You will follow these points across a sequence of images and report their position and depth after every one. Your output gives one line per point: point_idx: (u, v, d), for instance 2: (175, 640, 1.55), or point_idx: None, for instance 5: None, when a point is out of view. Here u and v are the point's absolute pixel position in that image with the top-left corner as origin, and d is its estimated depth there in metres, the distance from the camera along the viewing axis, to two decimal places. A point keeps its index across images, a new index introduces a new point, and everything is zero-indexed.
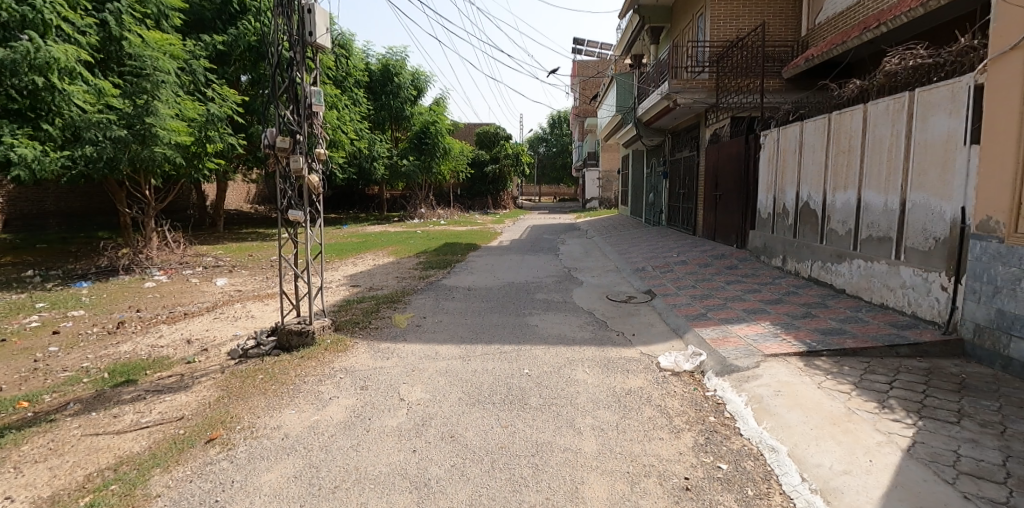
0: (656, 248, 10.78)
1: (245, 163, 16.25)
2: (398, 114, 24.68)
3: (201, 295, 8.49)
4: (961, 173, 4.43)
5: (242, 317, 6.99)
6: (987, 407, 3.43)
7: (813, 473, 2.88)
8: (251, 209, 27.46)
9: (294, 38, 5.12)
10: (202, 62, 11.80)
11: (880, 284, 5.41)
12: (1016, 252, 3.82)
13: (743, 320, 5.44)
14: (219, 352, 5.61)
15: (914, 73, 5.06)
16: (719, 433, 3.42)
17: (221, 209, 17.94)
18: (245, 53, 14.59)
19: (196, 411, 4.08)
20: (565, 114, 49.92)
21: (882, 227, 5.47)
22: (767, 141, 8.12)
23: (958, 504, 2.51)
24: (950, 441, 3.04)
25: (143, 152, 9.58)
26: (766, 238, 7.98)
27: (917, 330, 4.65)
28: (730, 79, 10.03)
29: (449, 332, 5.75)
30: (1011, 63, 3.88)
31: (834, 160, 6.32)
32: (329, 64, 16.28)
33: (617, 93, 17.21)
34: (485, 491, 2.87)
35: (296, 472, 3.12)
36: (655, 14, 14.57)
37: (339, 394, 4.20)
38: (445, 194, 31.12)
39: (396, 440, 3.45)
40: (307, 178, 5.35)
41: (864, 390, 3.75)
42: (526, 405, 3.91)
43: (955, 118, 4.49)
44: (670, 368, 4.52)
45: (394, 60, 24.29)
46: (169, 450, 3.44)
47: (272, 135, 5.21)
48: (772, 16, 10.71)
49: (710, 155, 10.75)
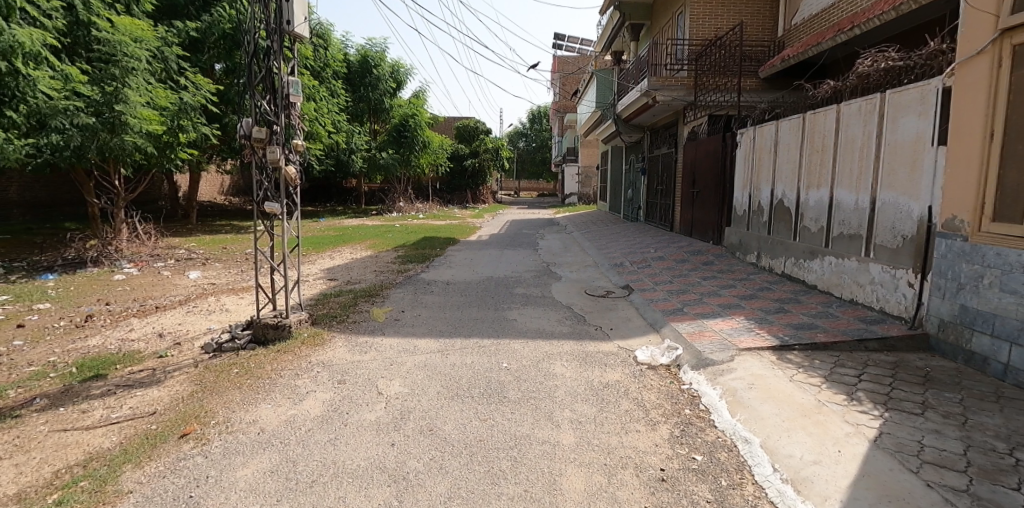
0: (634, 244, 10.86)
1: (218, 154, 15.93)
2: (377, 106, 24.42)
3: (174, 288, 8.32)
4: (928, 173, 4.57)
5: (216, 310, 6.88)
6: (950, 399, 3.56)
7: (784, 463, 2.96)
8: (226, 201, 26.96)
9: (271, 27, 5.01)
10: (177, 50, 11.49)
11: (850, 280, 5.56)
12: (979, 250, 3.96)
13: (719, 315, 5.53)
14: (192, 346, 5.51)
15: (886, 74, 5.20)
16: (694, 425, 3.49)
17: (194, 201, 17.54)
18: (219, 41, 14.25)
19: (168, 406, 4.00)
20: (545, 110, 50.11)
21: (853, 225, 5.61)
22: (743, 139, 8.25)
23: (922, 492, 2.60)
24: (915, 432, 3.15)
25: (112, 140, 9.39)
26: (742, 235, 8.11)
27: (885, 325, 4.81)
28: (709, 77, 10.09)
29: (428, 325, 5.74)
30: (976, 67, 4.01)
31: (808, 158, 6.45)
32: (307, 54, 16.02)
33: (597, 89, 17.29)
34: (464, 484, 2.87)
35: (273, 466, 3.09)
36: (635, 12, 14.59)
37: (316, 389, 4.16)
38: (424, 187, 30.96)
39: (376, 433, 3.44)
40: (284, 170, 5.27)
41: (834, 383, 3.86)
42: (505, 399, 3.92)
43: (924, 119, 4.63)
44: (646, 362, 4.58)
45: (373, 52, 23.95)
46: (141, 446, 3.37)
47: (249, 125, 5.13)
48: (750, 16, 10.88)
49: (687, 152, 10.89)
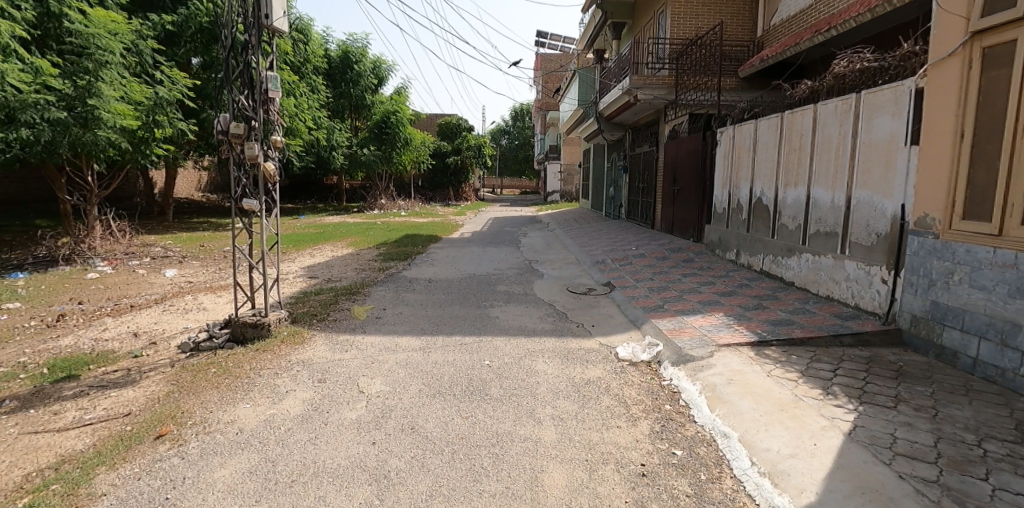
0: (615, 241, 10.91)
1: (195, 150, 15.65)
2: (358, 102, 24.20)
3: (149, 287, 8.15)
4: (902, 172, 4.67)
5: (193, 309, 6.75)
6: (921, 393, 3.65)
7: (762, 457, 3.01)
8: (203, 198, 26.48)
9: (249, 21, 4.93)
10: (152, 43, 11.22)
11: (827, 277, 5.67)
12: (950, 248, 4.06)
13: (698, 312, 5.60)
14: (168, 346, 5.41)
15: (861, 75, 5.31)
16: (674, 420, 3.53)
17: (170, 198, 17.18)
18: (197, 35, 13.99)
19: (143, 407, 3.91)
20: (527, 108, 50.16)
21: (829, 223, 5.72)
22: (722, 138, 8.35)
23: (894, 483, 2.66)
24: (888, 425, 3.22)
25: (85, 135, 9.20)
26: (721, 232, 8.21)
27: (859, 321, 4.92)
28: (689, 76, 10.19)
29: (410, 323, 5.70)
30: (948, 68, 4.10)
31: (785, 157, 6.55)
32: (287, 49, 15.81)
33: (580, 87, 17.35)
34: (447, 482, 2.87)
35: (251, 467, 3.04)
36: (617, 11, 14.65)
37: (296, 387, 4.12)
38: (406, 185, 30.76)
39: (356, 432, 3.41)
40: (263, 165, 5.18)
41: (810, 377, 3.93)
42: (487, 396, 3.91)
43: (898, 119, 4.73)
44: (627, 359, 4.61)
45: (354, 47, 23.67)
46: (115, 448, 3.30)
47: (226, 121, 5.04)
48: (729, 16, 11.01)
49: (668, 150, 10.98)
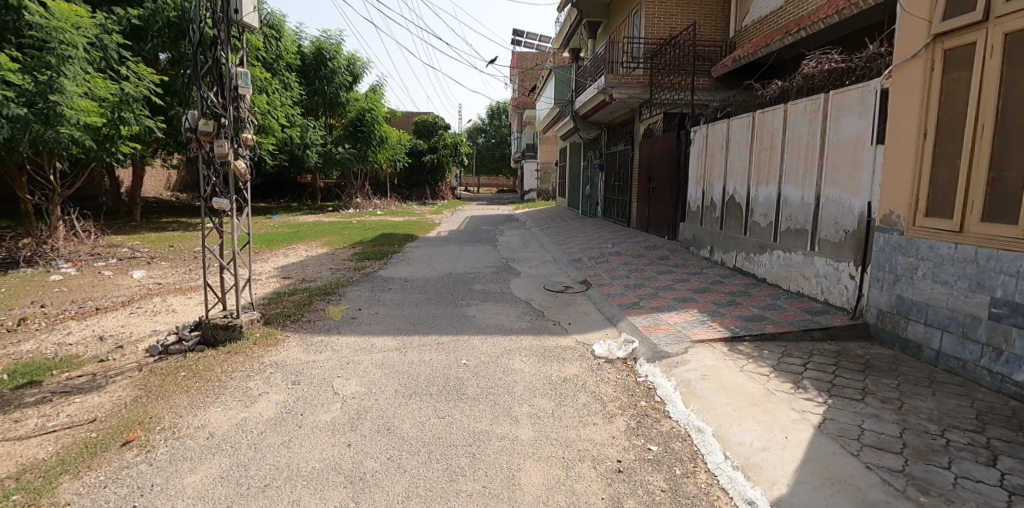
0: (593, 239, 10.97)
1: (164, 148, 15.25)
2: (333, 100, 23.89)
3: (116, 289, 7.91)
4: (868, 170, 4.80)
5: (162, 311, 6.57)
6: (887, 385, 3.75)
7: (735, 451, 3.06)
8: (173, 197, 25.82)
9: (218, 16, 4.81)
10: (118, 37, 10.86)
11: (797, 273, 5.79)
12: (915, 244, 4.19)
13: (674, 309, 5.67)
14: (136, 349, 5.26)
15: (829, 76, 5.43)
16: (650, 416, 3.57)
17: (137, 197, 16.70)
18: (164, 29, 13.62)
19: (110, 413, 3.80)
20: (504, 106, 50.20)
21: (799, 220, 5.84)
22: (696, 137, 8.46)
23: (862, 473, 2.73)
24: (856, 417, 3.30)
25: (47, 133, 8.92)
26: (695, 230, 8.32)
27: (829, 316, 5.03)
28: (664, 76, 10.29)
29: (386, 323, 5.65)
30: (912, 70, 4.21)
31: (757, 156, 6.67)
32: (258, 45, 15.49)
33: (556, 86, 17.41)
34: (423, 482, 2.85)
35: (223, 471, 2.98)
36: (593, 10, 14.72)
37: (269, 390, 4.04)
38: (382, 183, 30.47)
39: (331, 434, 3.36)
40: (233, 163, 5.07)
41: (781, 372, 4.01)
42: (464, 396, 3.90)
43: (865, 119, 4.85)
44: (604, 356, 4.64)
45: (328, 44, 23.32)
46: (79, 456, 3.19)
47: (194, 118, 4.92)
48: (703, 16, 11.16)
49: (643, 149, 11.09)
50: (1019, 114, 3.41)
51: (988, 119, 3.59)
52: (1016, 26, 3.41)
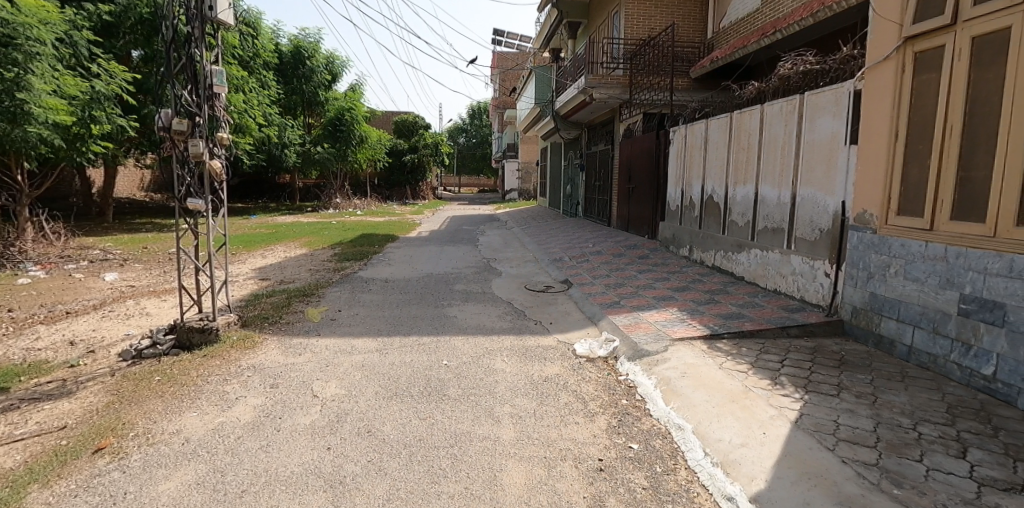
0: (574, 238, 11.01)
1: (136, 147, 14.92)
2: (311, 99, 23.59)
3: (87, 292, 7.71)
4: (842, 170, 4.90)
5: (135, 314, 6.42)
6: (861, 380, 3.83)
7: (715, 448, 3.10)
8: (146, 197, 25.26)
9: (192, 12, 4.71)
10: (88, 33, 10.59)
11: (774, 271, 5.88)
12: (887, 242, 4.28)
13: (654, 307, 5.72)
14: (108, 354, 5.13)
15: (805, 77, 5.53)
16: (631, 414, 3.59)
17: (110, 198, 16.30)
18: (136, 26, 13.32)
19: (81, 419, 3.70)
20: (485, 106, 50.20)
21: (776, 219, 5.93)
22: (675, 137, 8.54)
23: (838, 467, 2.78)
24: (832, 413, 3.36)
25: (13, 132, 8.66)
26: (675, 229, 8.40)
27: (805, 313, 5.12)
28: (644, 76, 10.36)
29: (366, 324, 5.60)
30: (883, 72, 4.31)
31: (735, 156, 6.76)
32: (234, 42, 15.23)
33: (537, 86, 17.45)
34: (404, 484, 2.83)
35: (198, 478, 2.92)
36: (573, 10, 14.78)
37: (247, 394, 3.97)
38: (362, 183, 30.19)
39: (310, 438, 3.32)
40: (209, 163, 4.98)
41: (759, 369, 4.07)
42: (445, 397, 3.88)
43: (839, 120, 4.95)
44: (585, 355, 4.66)
45: (307, 42, 23.04)
46: (49, 464, 3.10)
47: (167, 117, 4.81)
48: (681, 18, 11.28)
49: (624, 149, 11.17)
50: (986, 116, 3.51)
51: (956, 120, 3.69)
52: (982, 30, 3.51)
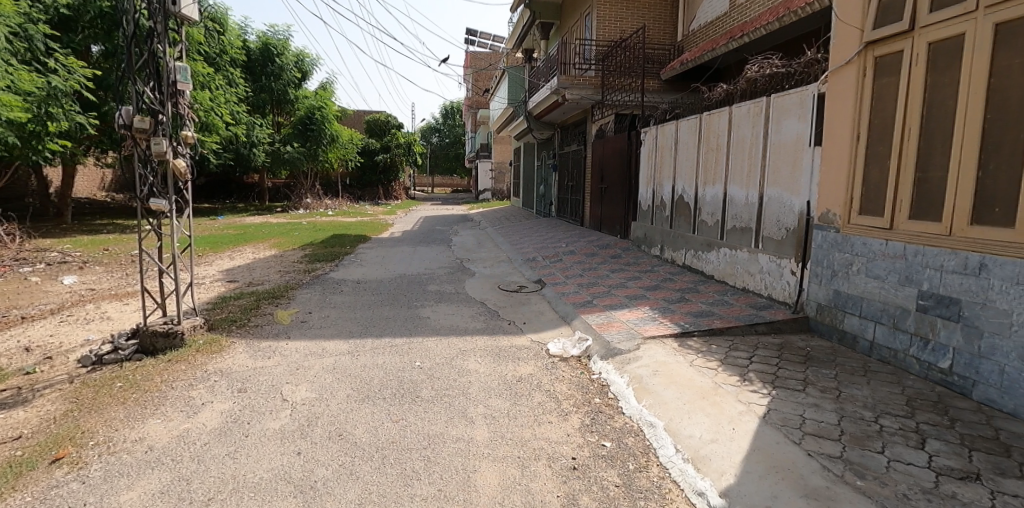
0: (547, 239, 11.05)
1: (96, 146, 14.42)
2: (280, 97, 23.13)
3: (44, 296, 7.41)
4: (807, 171, 5.03)
5: (95, 319, 6.20)
6: (826, 375, 3.95)
7: (686, 444, 3.15)
8: (107, 197, 24.40)
9: (154, 6, 4.56)
10: (44, 27, 10.18)
11: (742, 270, 6.01)
12: (849, 241, 4.42)
13: (626, 306, 5.79)
14: (67, 360, 4.94)
15: (771, 80, 5.67)
16: (604, 413, 3.62)
17: (68, 198, 15.70)
18: (96, 20, 12.87)
19: (37, 429, 3.55)
20: (457, 106, 50.02)
21: (744, 219, 6.06)
22: (646, 138, 8.65)
23: (803, 460, 2.86)
24: (798, 407, 3.45)
25: None
26: (646, 229, 8.51)
27: (772, 310, 5.25)
28: (615, 77, 10.46)
29: (338, 327, 5.51)
30: (845, 76, 4.44)
31: (704, 157, 6.89)
32: (199, 39, 14.84)
33: (510, 86, 17.49)
34: (376, 488, 2.79)
35: (163, 487, 2.83)
36: (545, 11, 14.85)
37: (213, 399, 3.87)
38: (333, 183, 29.76)
39: (279, 443, 3.25)
40: (172, 162, 4.83)
41: (728, 365, 4.16)
42: (417, 398, 3.85)
43: (803, 122, 5.09)
44: (558, 354, 4.69)
45: (276, 39, 22.56)
46: (1, 477, 2.96)
47: (128, 114, 4.65)
48: (652, 20, 11.45)
49: (596, 149, 11.27)
50: (940, 119, 3.65)
51: (913, 123, 3.82)
52: (938, 36, 3.65)
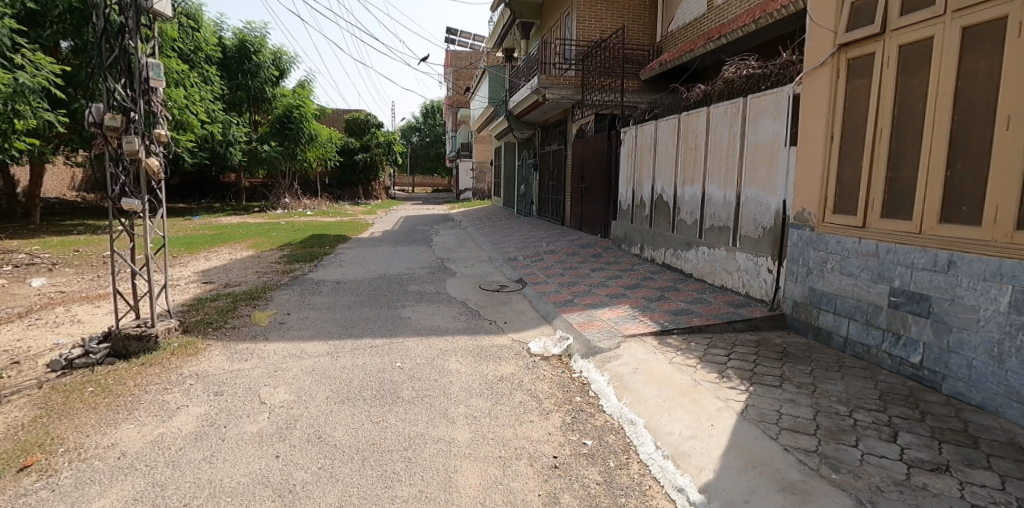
0: (529, 238, 11.06)
1: (66, 144, 14.07)
2: (258, 95, 22.76)
3: (12, 299, 7.19)
4: (783, 170, 5.12)
5: (65, 322, 6.03)
6: (802, 371, 4.02)
7: (666, 440, 3.18)
8: (78, 197, 23.78)
9: (126, 2, 4.45)
10: (10, 22, 9.87)
11: (721, 268, 6.09)
12: (824, 239, 4.51)
13: (607, 305, 5.82)
14: (35, 365, 4.80)
15: (748, 81, 5.75)
16: (585, 411, 3.64)
17: (37, 198, 15.25)
18: (64, 15, 12.52)
19: (4, 435, 3.45)
20: (438, 105, 49.79)
21: (722, 218, 6.14)
22: (626, 138, 8.71)
23: (780, 455, 2.91)
24: (775, 403, 3.51)
25: None
26: (626, 228, 8.57)
27: (750, 308, 5.33)
28: (595, 77, 10.51)
29: (317, 328, 5.45)
30: (819, 77, 4.53)
31: (683, 156, 6.96)
32: (173, 35, 14.52)
33: (491, 85, 17.46)
34: (356, 490, 2.77)
35: (136, 493, 2.77)
36: (526, 10, 14.84)
37: (189, 403, 3.80)
38: (312, 183, 29.38)
39: (257, 446, 3.20)
40: (145, 161, 4.73)
41: (707, 362, 4.21)
42: (398, 399, 3.83)
43: (779, 122, 5.17)
44: (540, 353, 4.71)
45: (252, 36, 22.17)
46: None
47: (99, 112, 4.54)
48: (631, 21, 11.53)
49: (577, 149, 11.31)
50: (910, 120, 3.75)
51: (885, 123, 3.91)
52: (908, 39, 3.74)
